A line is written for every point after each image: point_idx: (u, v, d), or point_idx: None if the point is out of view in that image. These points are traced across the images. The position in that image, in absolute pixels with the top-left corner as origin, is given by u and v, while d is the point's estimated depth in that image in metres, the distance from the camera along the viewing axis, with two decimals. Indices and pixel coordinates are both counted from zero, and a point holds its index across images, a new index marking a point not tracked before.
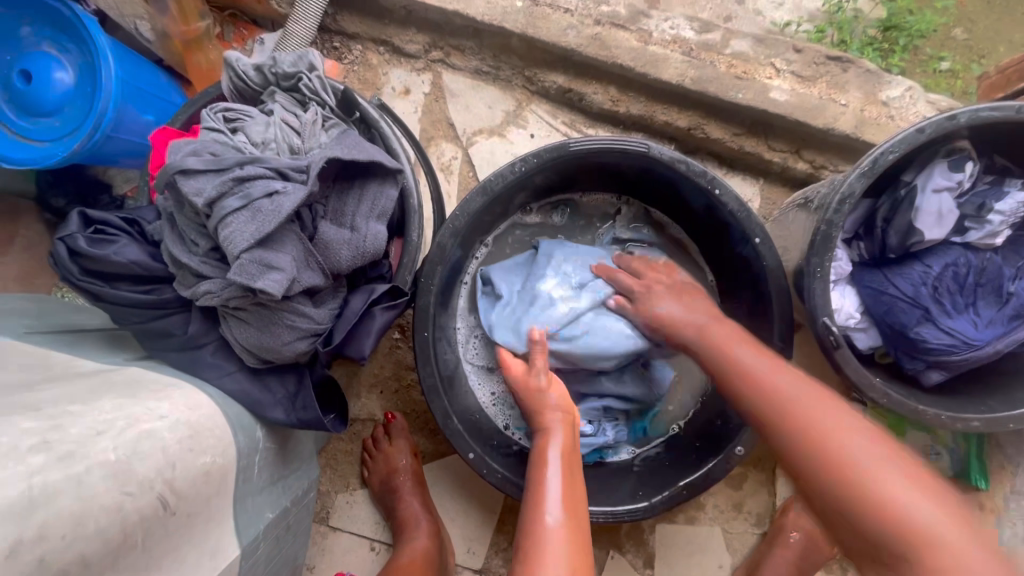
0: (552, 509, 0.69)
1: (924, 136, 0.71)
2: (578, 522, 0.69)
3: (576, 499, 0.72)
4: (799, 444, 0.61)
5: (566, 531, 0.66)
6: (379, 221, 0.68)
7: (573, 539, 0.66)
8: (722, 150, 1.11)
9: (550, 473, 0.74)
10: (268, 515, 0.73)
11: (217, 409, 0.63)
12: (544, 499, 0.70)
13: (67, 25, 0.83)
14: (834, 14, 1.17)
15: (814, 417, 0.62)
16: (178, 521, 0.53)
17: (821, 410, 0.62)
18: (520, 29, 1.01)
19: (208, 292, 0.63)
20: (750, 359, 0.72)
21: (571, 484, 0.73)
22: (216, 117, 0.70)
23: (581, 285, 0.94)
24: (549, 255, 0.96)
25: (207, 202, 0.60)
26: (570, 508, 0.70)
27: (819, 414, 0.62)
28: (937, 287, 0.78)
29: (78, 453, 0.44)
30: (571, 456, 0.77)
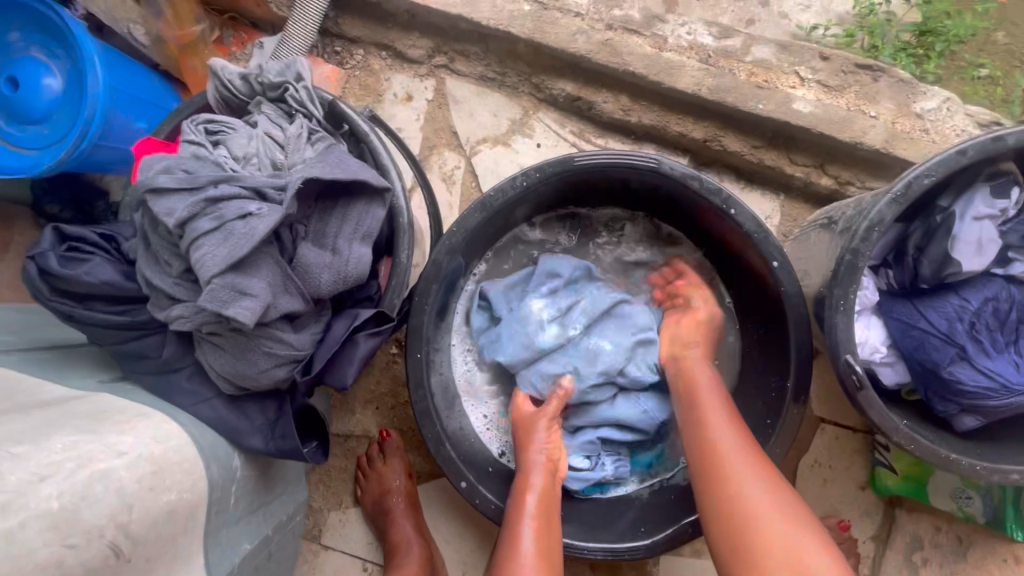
0: (527, 542, 0.72)
1: (965, 159, 0.64)
2: (548, 556, 0.72)
3: (550, 534, 0.74)
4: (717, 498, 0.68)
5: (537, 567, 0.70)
6: (363, 244, 0.65)
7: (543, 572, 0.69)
8: (739, 163, 1.05)
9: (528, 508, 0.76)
10: (246, 546, 0.69)
11: (188, 440, 0.59)
12: (518, 534, 0.73)
13: (56, 31, 0.81)
14: (864, 17, 1.09)
15: (737, 473, 0.68)
16: (133, 568, 0.49)
17: (743, 467, 0.68)
18: (527, 34, 0.96)
19: (180, 316, 0.59)
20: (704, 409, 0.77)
21: (547, 522, 0.75)
22: (198, 129, 0.67)
23: (574, 309, 0.92)
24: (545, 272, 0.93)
25: (178, 223, 0.57)
26: (543, 543, 0.72)
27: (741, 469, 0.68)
28: (975, 323, 0.71)
29: (14, 504, 0.41)
30: (551, 493, 0.79)
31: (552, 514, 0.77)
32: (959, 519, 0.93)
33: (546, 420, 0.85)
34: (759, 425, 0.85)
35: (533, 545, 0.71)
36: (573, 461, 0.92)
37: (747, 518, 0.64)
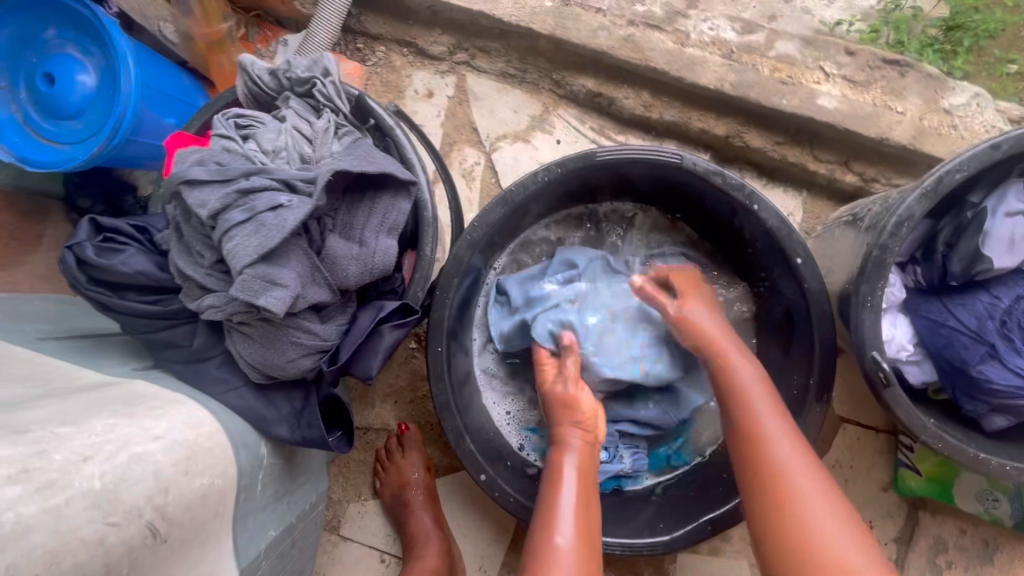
0: (566, 529, 0.64)
1: (999, 154, 0.63)
2: (592, 546, 0.64)
3: (591, 518, 0.67)
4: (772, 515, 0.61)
5: (580, 555, 0.62)
6: (389, 236, 0.66)
7: (583, 560, 0.62)
8: (761, 160, 1.04)
9: (565, 491, 0.69)
10: (271, 532, 0.70)
11: (218, 427, 0.60)
12: (557, 518, 0.65)
13: (89, 28, 0.83)
14: (890, 12, 1.07)
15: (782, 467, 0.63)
16: (168, 548, 0.50)
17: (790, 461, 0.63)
18: (548, 30, 0.96)
19: (212, 306, 0.61)
20: (752, 388, 0.70)
21: (585, 505, 0.68)
22: (228, 124, 0.69)
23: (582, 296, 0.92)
24: (564, 261, 0.95)
25: (211, 214, 0.59)
26: (581, 526, 0.65)
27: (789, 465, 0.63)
28: (1005, 321, 0.70)
29: (60, 483, 0.42)
30: (587, 472, 0.73)
31: (590, 495, 0.70)
32: (984, 522, 0.92)
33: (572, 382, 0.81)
34: None
35: (574, 530, 0.64)
36: None
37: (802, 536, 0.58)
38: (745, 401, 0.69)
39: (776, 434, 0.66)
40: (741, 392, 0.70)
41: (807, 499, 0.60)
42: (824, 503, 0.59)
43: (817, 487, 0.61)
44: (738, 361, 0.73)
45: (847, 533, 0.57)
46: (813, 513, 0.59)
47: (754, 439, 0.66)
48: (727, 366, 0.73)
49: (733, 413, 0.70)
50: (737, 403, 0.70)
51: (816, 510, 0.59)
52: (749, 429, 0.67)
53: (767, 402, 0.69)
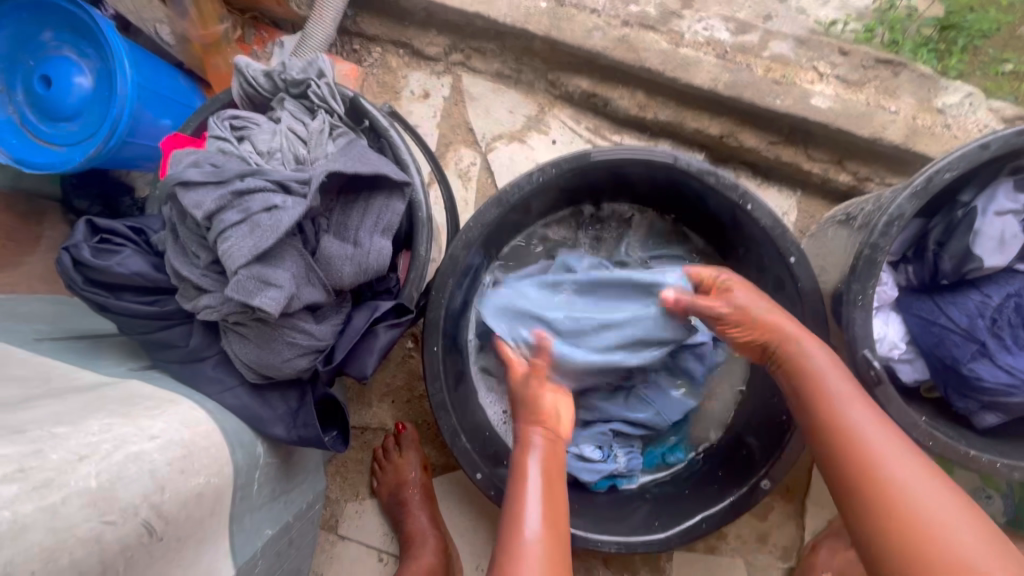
0: (535, 519, 0.63)
1: (988, 153, 0.64)
2: (560, 542, 0.62)
3: (558, 514, 0.65)
4: (874, 506, 0.55)
5: (547, 550, 0.61)
6: (383, 236, 0.66)
7: (553, 553, 0.61)
8: (756, 160, 1.04)
9: (531, 486, 0.67)
10: (268, 531, 0.70)
11: (214, 427, 0.61)
12: (525, 512, 0.64)
13: (86, 31, 0.84)
14: (885, 12, 1.08)
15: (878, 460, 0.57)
16: (164, 546, 0.51)
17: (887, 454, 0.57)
18: (543, 31, 0.97)
19: (208, 306, 0.61)
20: (831, 378, 0.64)
21: (553, 500, 0.66)
22: (224, 125, 0.69)
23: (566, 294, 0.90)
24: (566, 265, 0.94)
25: (206, 215, 0.59)
26: (552, 522, 0.64)
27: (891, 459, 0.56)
28: (996, 319, 0.70)
29: (57, 481, 0.43)
30: (556, 467, 0.71)
31: (558, 489, 0.68)
32: None
33: (545, 383, 0.79)
34: (772, 420, 0.84)
35: (541, 523, 0.63)
36: (586, 452, 0.92)
37: (913, 524, 0.52)
38: (824, 387, 0.64)
39: (864, 419, 0.61)
40: (820, 379, 0.65)
41: (913, 484, 0.54)
42: (930, 488, 0.54)
43: (918, 472, 0.55)
44: (806, 346, 0.68)
45: (963, 518, 0.52)
46: (922, 497, 0.53)
47: (838, 426, 0.61)
48: (797, 353, 0.69)
49: (812, 401, 0.64)
50: (811, 388, 0.65)
51: (923, 496, 0.53)
52: (831, 418, 0.62)
53: (844, 389, 0.63)
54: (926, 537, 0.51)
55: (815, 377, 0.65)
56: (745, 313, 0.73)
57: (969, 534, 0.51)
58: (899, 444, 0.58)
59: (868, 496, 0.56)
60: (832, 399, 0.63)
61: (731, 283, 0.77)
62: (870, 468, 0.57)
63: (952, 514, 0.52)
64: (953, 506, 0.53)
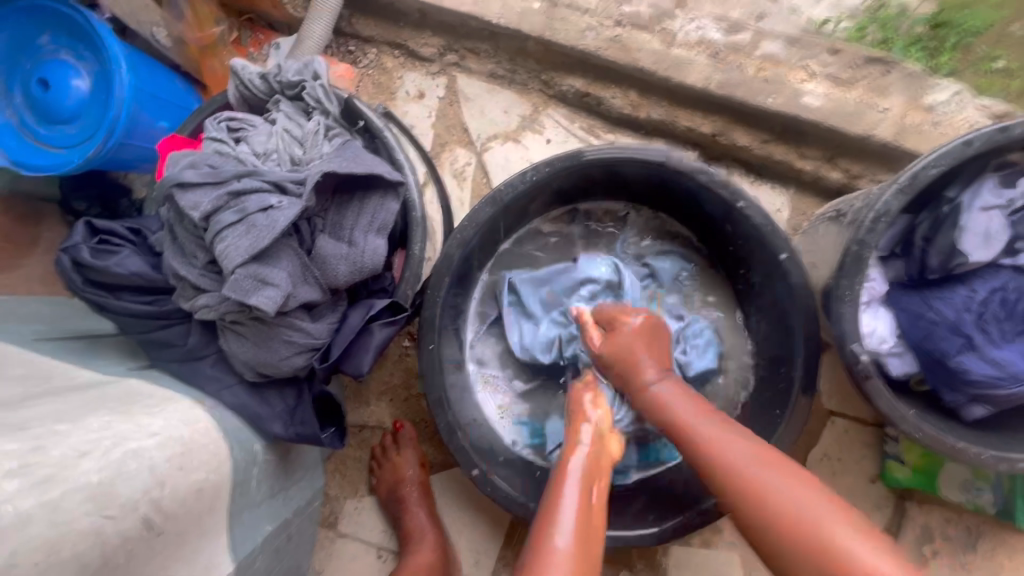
0: (565, 529, 0.59)
1: (972, 149, 0.65)
2: (590, 547, 0.58)
3: (594, 524, 0.61)
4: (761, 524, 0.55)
5: (578, 558, 0.56)
6: (379, 235, 0.67)
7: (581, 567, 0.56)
8: (749, 158, 1.05)
9: (566, 492, 0.63)
10: (266, 528, 0.71)
11: (213, 424, 0.62)
12: (557, 516, 0.60)
13: (83, 34, 0.85)
14: (876, 11, 1.09)
15: (777, 493, 0.55)
16: (164, 541, 0.52)
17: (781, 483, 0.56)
18: (537, 32, 0.98)
19: (206, 306, 0.62)
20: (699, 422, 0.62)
21: (588, 511, 0.62)
22: (220, 127, 0.70)
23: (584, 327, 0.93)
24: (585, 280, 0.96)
25: (203, 216, 0.60)
26: (583, 523, 0.60)
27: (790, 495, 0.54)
28: (982, 313, 0.71)
29: (57, 477, 0.44)
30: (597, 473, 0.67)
31: (596, 509, 0.63)
32: (969, 512, 0.94)
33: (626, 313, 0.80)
34: (766, 415, 0.85)
35: (572, 529, 0.59)
36: None
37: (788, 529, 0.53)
38: (671, 413, 0.64)
39: (714, 435, 0.61)
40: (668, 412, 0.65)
41: (776, 491, 0.55)
42: (789, 485, 0.55)
43: (782, 476, 0.56)
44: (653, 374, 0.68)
45: (820, 499, 0.54)
46: (820, 517, 0.52)
47: (724, 467, 0.58)
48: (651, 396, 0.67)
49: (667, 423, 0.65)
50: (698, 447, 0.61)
51: (791, 498, 0.54)
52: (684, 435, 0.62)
53: (694, 403, 0.65)
54: (811, 532, 0.52)
55: (674, 418, 0.64)
56: (624, 343, 0.73)
57: (839, 517, 0.52)
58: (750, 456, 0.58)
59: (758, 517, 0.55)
60: (677, 411, 0.64)
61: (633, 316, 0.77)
62: (740, 488, 0.57)
63: (819, 504, 0.53)
64: (817, 497, 0.54)
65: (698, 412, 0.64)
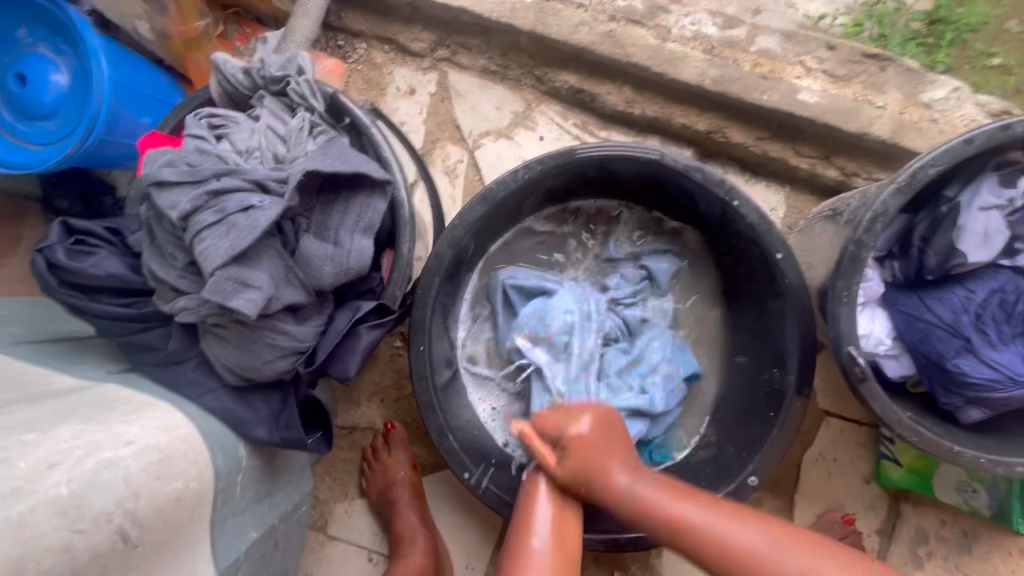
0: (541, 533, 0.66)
1: (972, 148, 0.64)
2: (567, 553, 0.65)
3: (569, 521, 0.68)
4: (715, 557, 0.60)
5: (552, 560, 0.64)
6: (365, 236, 0.65)
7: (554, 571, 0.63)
8: (744, 156, 1.04)
9: (542, 499, 0.69)
10: (251, 535, 0.70)
11: (194, 431, 0.60)
12: (534, 521, 0.66)
13: (61, 27, 0.82)
14: (873, 6, 1.07)
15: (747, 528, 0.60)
16: (141, 553, 0.50)
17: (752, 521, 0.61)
18: (529, 26, 0.96)
19: (185, 308, 0.60)
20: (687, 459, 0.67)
21: (563, 515, 0.68)
22: (201, 123, 0.68)
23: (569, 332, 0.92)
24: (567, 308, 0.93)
25: (181, 216, 0.58)
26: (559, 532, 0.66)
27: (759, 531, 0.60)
28: (981, 314, 0.71)
29: (24, 490, 0.42)
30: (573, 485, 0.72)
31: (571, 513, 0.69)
32: (964, 513, 0.93)
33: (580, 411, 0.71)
34: (761, 417, 0.84)
35: (549, 533, 0.66)
36: None
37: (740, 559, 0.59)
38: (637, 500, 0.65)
39: (677, 505, 0.63)
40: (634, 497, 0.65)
41: (735, 532, 0.60)
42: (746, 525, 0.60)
43: (744, 520, 0.61)
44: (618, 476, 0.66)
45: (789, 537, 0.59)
46: (779, 553, 0.58)
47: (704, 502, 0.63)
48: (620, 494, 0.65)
49: (631, 516, 0.65)
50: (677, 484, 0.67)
51: (747, 534, 0.60)
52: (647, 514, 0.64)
53: (660, 492, 0.65)
54: (760, 563, 0.58)
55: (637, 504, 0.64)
56: (580, 450, 0.67)
57: (789, 555, 0.58)
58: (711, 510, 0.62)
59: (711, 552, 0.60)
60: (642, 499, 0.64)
61: (581, 414, 0.70)
62: (695, 528, 0.61)
63: (772, 541, 0.59)
64: (770, 535, 0.59)
65: (661, 488, 0.66)
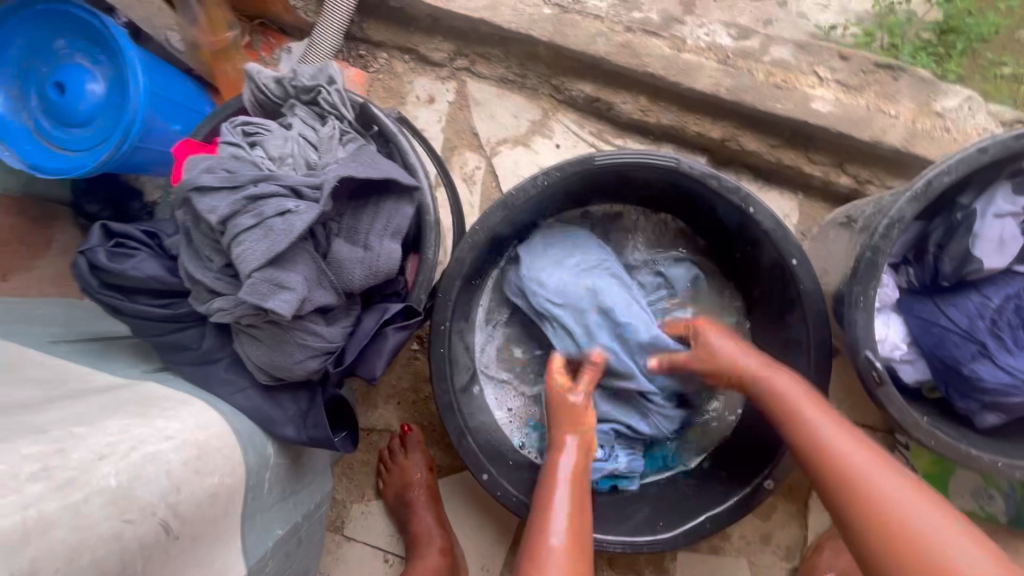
0: (559, 529, 0.66)
1: (986, 157, 0.65)
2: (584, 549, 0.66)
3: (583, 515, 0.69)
4: (857, 506, 0.59)
5: (571, 554, 0.64)
6: (393, 240, 0.67)
7: (575, 558, 0.64)
8: (758, 164, 1.05)
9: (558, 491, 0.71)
10: (278, 531, 0.71)
11: (227, 428, 0.62)
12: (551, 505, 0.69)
13: (99, 38, 0.85)
14: (884, 17, 1.09)
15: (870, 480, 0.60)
16: (181, 545, 0.52)
17: (879, 476, 0.60)
18: (547, 37, 0.98)
19: (221, 309, 0.62)
20: (812, 413, 0.68)
21: (580, 506, 0.70)
22: (236, 131, 0.70)
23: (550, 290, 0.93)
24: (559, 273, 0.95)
25: (220, 220, 0.60)
26: (575, 518, 0.68)
27: (882, 482, 0.60)
28: (996, 320, 0.72)
29: (78, 480, 0.43)
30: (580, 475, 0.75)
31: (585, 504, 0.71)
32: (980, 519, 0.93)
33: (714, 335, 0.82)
34: None
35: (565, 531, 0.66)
36: None
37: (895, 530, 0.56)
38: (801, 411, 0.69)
39: (839, 438, 0.65)
40: (793, 404, 0.70)
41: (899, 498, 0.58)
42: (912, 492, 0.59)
43: (911, 490, 0.59)
44: (781, 381, 0.73)
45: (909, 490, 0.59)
46: (899, 504, 0.57)
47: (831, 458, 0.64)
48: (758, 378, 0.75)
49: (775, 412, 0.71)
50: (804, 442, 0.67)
51: (880, 480, 0.60)
52: (800, 425, 0.68)
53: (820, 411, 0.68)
54: (919, 539, 0.55)
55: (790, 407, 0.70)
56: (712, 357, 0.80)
57: (913, 503, 0.57)
58: (875, 459, 0.62)
59: (863, 514, 0.59)
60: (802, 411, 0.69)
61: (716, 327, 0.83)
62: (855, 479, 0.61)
63: (936, 520, 0.56)
64: (936, 514, 0.56)
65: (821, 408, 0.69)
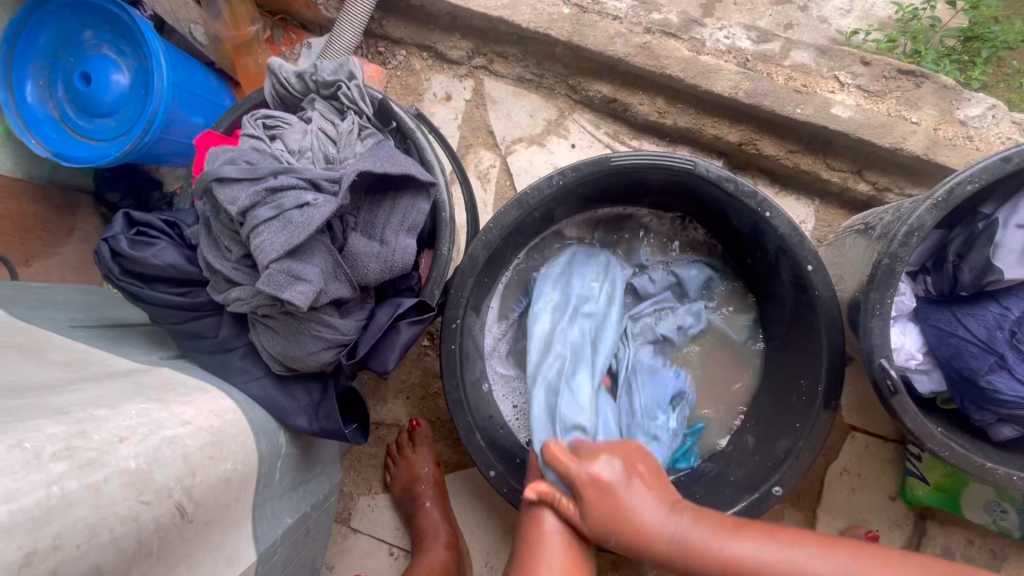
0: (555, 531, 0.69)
1: (1010, 166, 0.64)
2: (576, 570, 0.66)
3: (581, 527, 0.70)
4: None
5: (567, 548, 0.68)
6: (409, 235, 0.68)
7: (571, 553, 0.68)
8: (775, 168, 1.05)
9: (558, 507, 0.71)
10: (288, 520, 0.72)
11: (241, 415, 0.63)
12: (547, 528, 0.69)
13: (125, 30, 0.87)
14: (908, 22, 1.07)
15: (777, 561, 0.58)
16: (195, 528, 0.53)
17: (782, 553, 0.59)
18: (565, 36, 0.98)
19: (238, 299, 0.63)
20: (719, 538, 0.60)
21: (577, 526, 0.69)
22: (257, 124, 0.72)
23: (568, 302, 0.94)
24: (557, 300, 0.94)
25: (240, 210, 0.61)
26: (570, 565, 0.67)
27: (783, 558, 0.58)
28: (1016, 332, 0.70)
29: (99, 461, 0.44)
30: None
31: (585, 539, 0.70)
32: (992, 533, 0.92)
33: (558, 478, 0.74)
34: (786, 428, 0.85)
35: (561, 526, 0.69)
36: None
37: None
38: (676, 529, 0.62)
39: (728, 543, 0.60)
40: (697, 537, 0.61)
41: (805, 565, 0.58)
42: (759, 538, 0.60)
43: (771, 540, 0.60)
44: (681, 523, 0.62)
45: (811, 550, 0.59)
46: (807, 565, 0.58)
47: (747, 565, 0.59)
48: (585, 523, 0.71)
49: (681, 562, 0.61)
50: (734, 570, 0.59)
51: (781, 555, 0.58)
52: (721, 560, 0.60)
53: (704, 526, 0.62)
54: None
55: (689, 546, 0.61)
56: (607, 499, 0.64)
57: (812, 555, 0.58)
58: (775, 549, 0.59)
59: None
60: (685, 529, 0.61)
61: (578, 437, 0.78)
62: (764, 564, 0.58)
63: (839, 568, 0.57)
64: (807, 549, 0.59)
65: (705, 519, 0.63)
